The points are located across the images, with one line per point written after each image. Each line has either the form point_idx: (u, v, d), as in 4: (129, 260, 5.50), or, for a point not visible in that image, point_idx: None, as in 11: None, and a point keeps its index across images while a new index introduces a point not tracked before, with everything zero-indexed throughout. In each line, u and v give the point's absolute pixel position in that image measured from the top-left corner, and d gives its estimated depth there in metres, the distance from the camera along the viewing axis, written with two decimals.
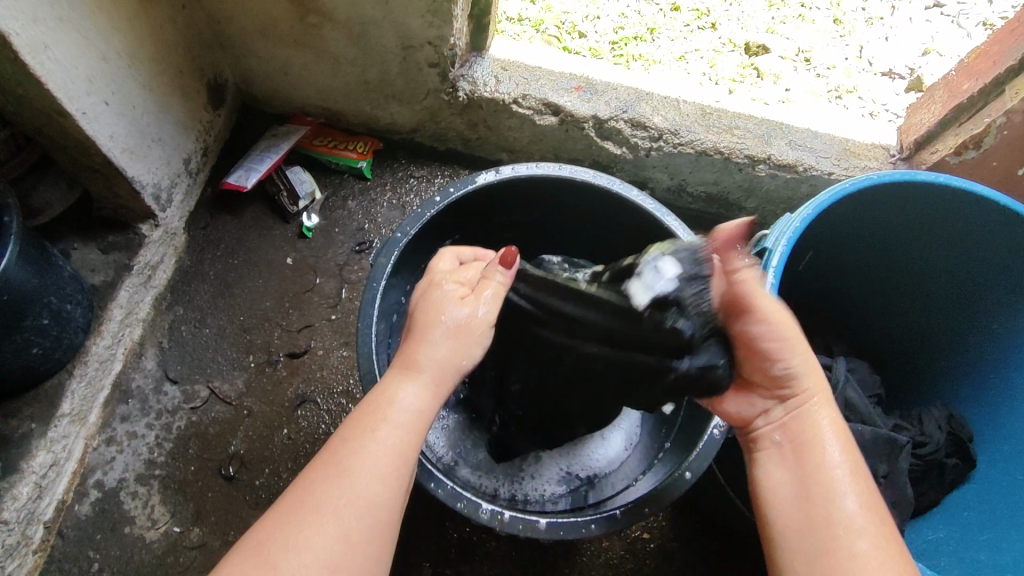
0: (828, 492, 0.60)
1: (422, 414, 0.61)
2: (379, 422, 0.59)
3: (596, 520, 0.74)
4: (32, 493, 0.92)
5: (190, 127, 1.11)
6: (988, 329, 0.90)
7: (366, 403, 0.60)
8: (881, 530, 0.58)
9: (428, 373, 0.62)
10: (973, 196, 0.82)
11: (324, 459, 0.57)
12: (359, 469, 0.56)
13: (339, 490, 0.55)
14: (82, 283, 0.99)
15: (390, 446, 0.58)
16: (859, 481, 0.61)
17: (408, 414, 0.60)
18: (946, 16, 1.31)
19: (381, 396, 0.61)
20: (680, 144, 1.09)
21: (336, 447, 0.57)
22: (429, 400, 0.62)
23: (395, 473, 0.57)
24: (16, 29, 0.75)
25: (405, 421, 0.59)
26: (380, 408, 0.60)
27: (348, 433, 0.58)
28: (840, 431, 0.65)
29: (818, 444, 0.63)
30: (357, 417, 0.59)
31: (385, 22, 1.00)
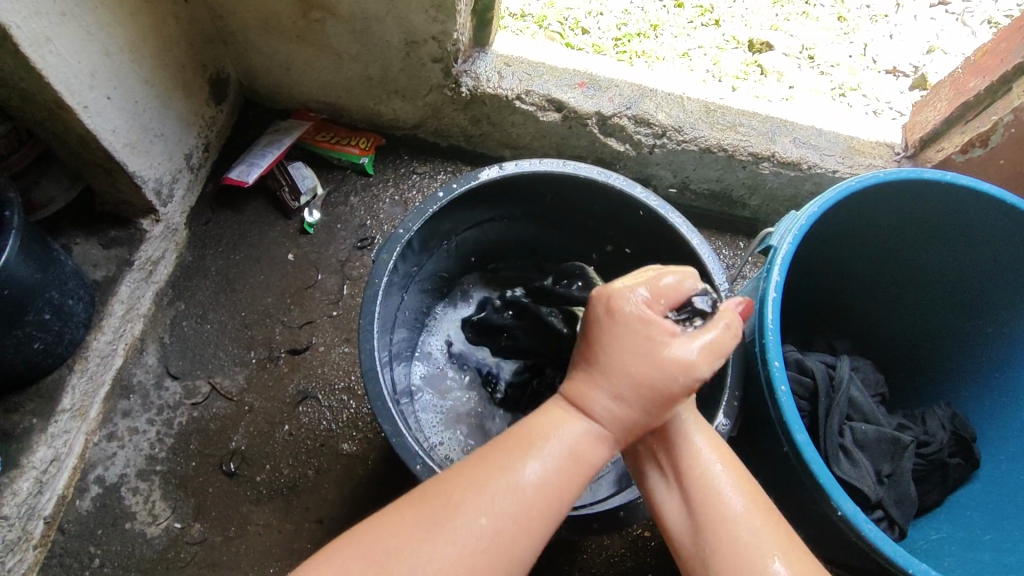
0: (711, 497, 0.60)
1: (582, 460, 0.59)
2: (530, 451, 0.58)
3: (599, 518, 0.73)
4: (33, 488, 0.92)
5: (192, 121, 1.11)
6: (993, 329, 0.90)
7: (523, 432, 0.59)
8: (771, 529, 0.59)
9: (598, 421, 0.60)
10: (981, 195, 0.81)
11: (449, 486, 0.56)
12: (495, 505, 0.55)
13: (466, 535, 0.54)
14: (83, 278, 0.99)
15: (552, 466, 0.57)
16: (748, 492, 0.61)
17: (565, 451, 0.58)
18: (950, 13, 1.31)
19: (545, 427, 0.60)
20: (684, 141, 1.08)
21: (491, 473, 0.56)
22: (596, 447, 0.60)
23: (538, 520, 0.56)
24: (18, 22, 0.74)
25: (562, 459, 0.58)
26: (539, 437, 0.59)
27: (502, 460, 0.57)
28: (710, 435, 0.65)
29: (695, 456, 0.63)
30: (514, 439, 0.59)
31: (388, 16, 1.00)
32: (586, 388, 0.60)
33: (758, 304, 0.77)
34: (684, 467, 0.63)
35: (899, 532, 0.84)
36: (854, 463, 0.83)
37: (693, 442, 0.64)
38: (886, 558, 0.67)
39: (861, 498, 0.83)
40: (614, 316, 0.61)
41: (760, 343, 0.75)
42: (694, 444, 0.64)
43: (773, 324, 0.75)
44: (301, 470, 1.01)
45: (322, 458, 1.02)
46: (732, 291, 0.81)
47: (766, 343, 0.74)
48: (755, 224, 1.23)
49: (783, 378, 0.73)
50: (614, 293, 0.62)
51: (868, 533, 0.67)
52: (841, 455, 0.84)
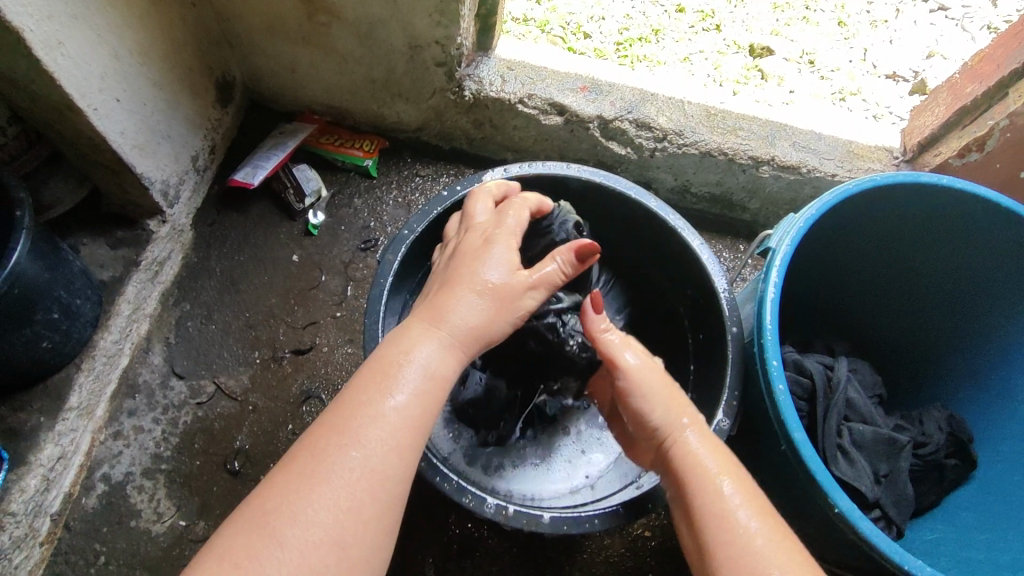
0: (712, 500, 0.59)
1: (440, 377, 0.60)
2: (391, 383, 0.57)
3: (600, 516, 0.74)
4: (40, 486, 0.93)
5: (199, 124, 1.12)
6: (990, 331, 0.90)
7: (383, 358, 0.59)
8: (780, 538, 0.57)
9: (448, 334, 0.61)
10: (977, 199, 0.82)
11: (343, 408, 0.56)
12: (369, 437, 0.54)
13: (348, 461, 0.53)
14: (90, 278, 1.00)
15: (415, 391, 0.58)
16: (756, 505, 0.59)
17: (426, 377, 0.59)
18: (950, 19, 1.32)
19: (400, 348, 0.60)
20: (685, 145, 1.10)
21: (349, 413, 0.55)
22: (451, 364, 0.61)
23: (409, 444, 0.56)
24: (31, 25, 0.76)
25: (421, 384, 0.58)
26: (390, 366, 0.59)
27: (361, 395, 0.56)
28: (714, 444, 0.65)
29: (692, 459, 0.63)
30: (371, 372, 0.58)
31: (393, 21, 1.01)
32: (445, 304, 0.62)
33: (757, 304, 0.78)
34: (681, 471, 0.63)
35: (897, 532, 0.85)
36: (851, 463, 0.84)
37: (701, 460, 0.62)
38: (884, 556, 0.67)
39: (859, 498, 0.84)
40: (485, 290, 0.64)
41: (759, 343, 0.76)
42: (687, 442, 0.64)
43: (771, 325, 0.76)
44: None
45: None
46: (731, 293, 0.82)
47: (764, 343, 0.75)
48: (755, 227, 1.24)
49: (781, 377, 0.74)
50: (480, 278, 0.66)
51: (864, 531, 0.67)
52: (838, 455, 0.84)
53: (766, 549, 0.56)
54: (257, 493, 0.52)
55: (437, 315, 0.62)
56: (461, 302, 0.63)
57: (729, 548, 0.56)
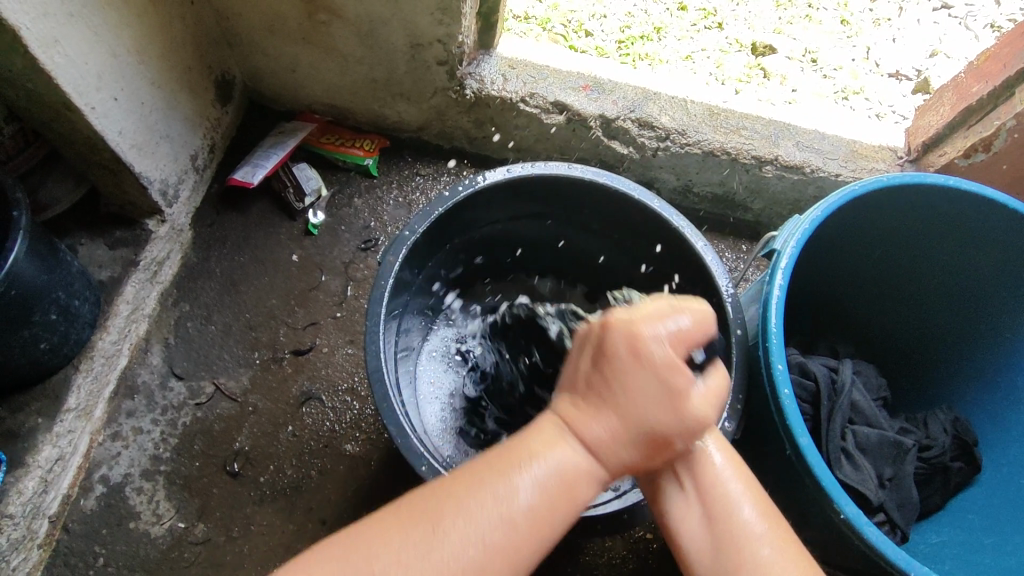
0: (728, 513, 0.60)
1: (577, 487, 0.56)
2: (516, 471, 0.55)
3: (603, 521, 0.74)
4: (38, 488, 0.92)
5: (198, 123, 1.11)
6: (996, 332, 0.90)
7: (509, 453, 0.57)
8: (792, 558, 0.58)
9: (591, 453, 0.57)
10: (984, 201, 0.81)
11: (455, 487, 0.55)
12: (482, 520, 0.53)
13: (471, 530, 0.53)
14: (88, 279, 0.99)
15: (538, 487, 0.55)
16: (769, 521, 0.60)
17: (563, 479, 0.56)
18: (954, 17, 1.31)
19: (528, 449, 0.57)
20: (688, 144, 1.09)
21: (477, 489, 0.55)
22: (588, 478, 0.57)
23: (518, 545, 0.54)
24: (28, 24, 0.75)
25: (552, 485, 0.55)
26: (527, 456, 0.56)
27: (495, 471, 0.56)
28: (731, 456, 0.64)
29: (721, 482, 0.61)
30: (503, 456, 0.57)
31: (394, 19, 1.00)
32: (585, 417, 0.58)
33: (762, 306, 0.77)
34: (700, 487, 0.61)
35: (902, 535, 0.84)
36: (855, 466, 0.84)
37: (725, 481, 0.61)
38: (890, 562, 0.67)
39: (863, 502, 0.83)
40: (640, 359, 0.57)
41: (764, 345, 0.75)
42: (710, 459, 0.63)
43: (776, 328, 0.75)
44: (305, 471, 1.01)
45: (325, 459, 1.02)
46: (735, 294, 0.82)
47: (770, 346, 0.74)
48: (758, 227, 1.23)
49: (787, 381, 0.73)
50: (641, 331, 0.58)
51: (871, 537, 0.67)
52: (842, 458, 0.84)
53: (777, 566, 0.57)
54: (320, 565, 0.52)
55: (573, 426, 0.58)
56: (600, 418, 0.57)
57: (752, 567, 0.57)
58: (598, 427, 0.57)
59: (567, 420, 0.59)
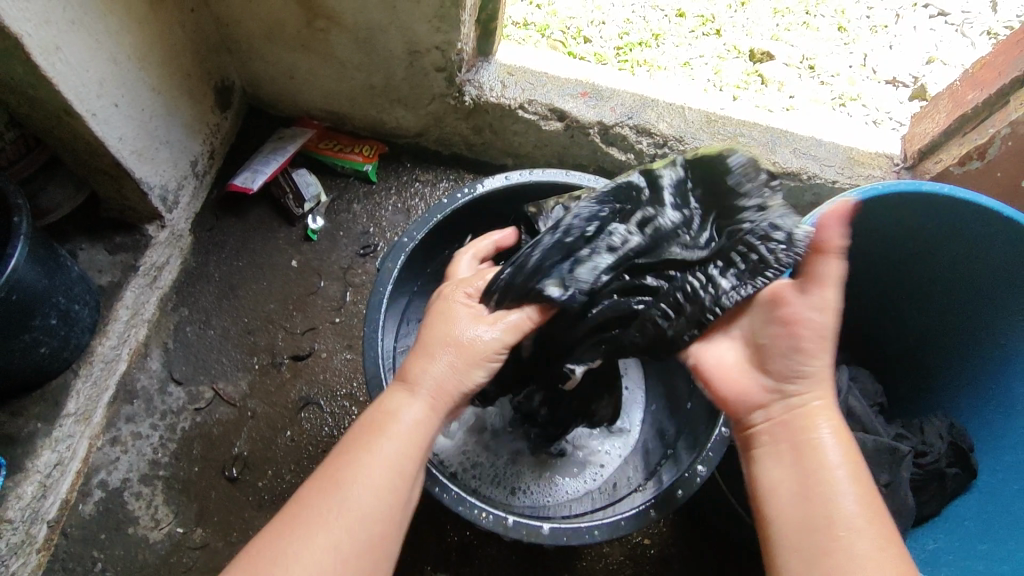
0: (823, 487, 0.57)
1: (419, 429, 0.62)
2: (379, 436, 0.61)
3: (600, 527, 0.74)
4: (37, 492, 0.93)
5: (198, 129, 1.12)
6: (991, 339, 0.90)
7: (370, 418, 0.63)
8: (879, 531, 0.55)
9: (425, 391, 0.64)
10: (978, 208, 0.82)
11: (324, 471, 0.58)
12: (352, 485, 0.57)
13: (333, 506, 0.56)
14: (88, 284, 1.00)
15: (400, 447, 0.61)
16: (870, 514, 0.56)
17: (407, 430, 0.62)
18: (950, 25, 1.32)
19: (383, 409, 0.63)
20: (685, 151, 1.09)
21: (348, 458, 0.59)
22: (429, 415, 0.64)
23: (390, 491, 0.58)
24: (29, 31, 0.75)
25: (404, 437, 0.61)
26: (381, 421, 0.62)
27: (357, 443, 0.60)
28: (845, 440, 0.61)
29: (824, 454, 0.59)
30: (361, 428, 0.62)
31: (392, 26, 1.01)
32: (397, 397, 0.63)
33: None
34: (799, 448, 0.61)
35: None
36: None
37: (826, 449, 0.60)
38: None
39: None
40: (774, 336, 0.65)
41: None
42: (818, 437, 0.61)
43: None
44: (303, 476, 1.02)
45: (323, 464, 1.02)
46: None
47: None
48: None
49: None
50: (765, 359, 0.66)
51: None
52: None
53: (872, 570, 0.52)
54: (243, 551, 0.55)
55: (407, 382, 0.65)
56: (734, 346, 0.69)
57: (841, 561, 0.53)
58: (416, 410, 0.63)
59: (402, 379, 0.65)
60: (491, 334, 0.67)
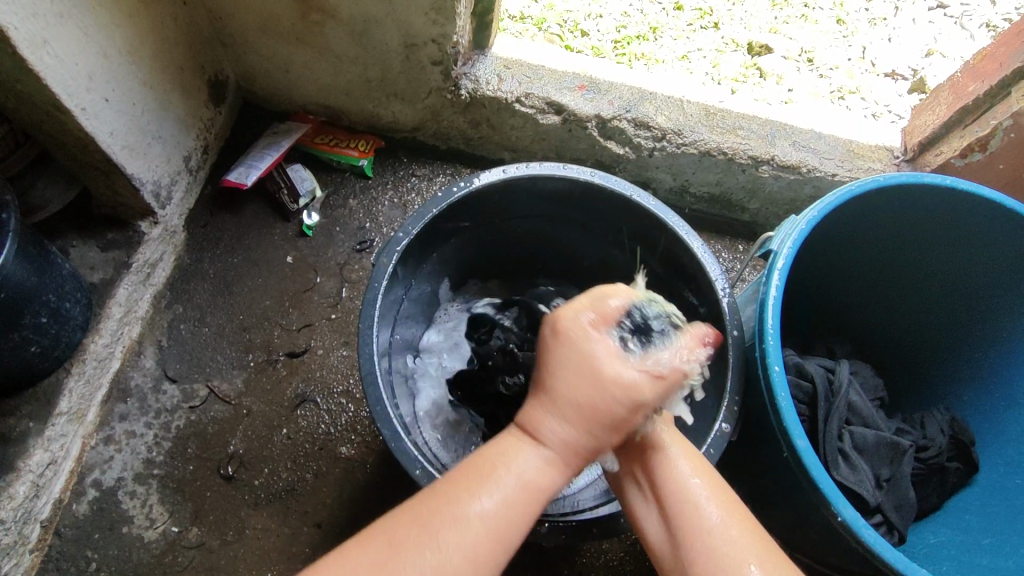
0: (687, 504, 0.62)
1: (537, 486, 0.57)
2: (444, 453, 0.61)
3: (599, 523, 0.73)
4: (30, 492, 0.92)
5: (191, 124, 1.10)
6: (992, 332, 0.90)
7: (475, 462, 0.59)
8: (738, 524, 0.60)
9: (553, 447, 0.58)
10: (981, 201, 0.81)
11: (408, 529, 0.55)
12: (440, 546, 0.54)
13: (414, 567, 0.53)
14: (80, 281, 0.98)
15: (502, 500, 0.56)
16: (730, 514, 0.61)
17: (523, 484, 0.57)
18: (949, 17, 1.31)
19: (501, 454, 0.59)
20: (684, 144, 1.08)
21: (413, 489, 0.58)
22: (552, 473, 0.58)
23: (486, 556, 0.55)
24: (16, 24, 0.74)
25: (517, 490, 0.57)
26: (492, 468, 0.58)
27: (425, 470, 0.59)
28: (687, 449, 0.66)
29: (673, 473, 0.64)
30: (418, 450, 0.62)
31: (388, 19, 1.00)
32: (539, 413, 0.59)
33: (759, 307, 0.77)
34: (649, 468, 0.65)
35: (899, 536, 0.84)
36: (853, 467, 0.83)
37: (672, 458, 0.65)
38: (888, 566, 0.67)
39: (860, 503, 0.83)
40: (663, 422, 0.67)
41: (760, 347, 0.75)
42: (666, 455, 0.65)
43: (773, 328, 0.74)
44: (299, 474, 1.01)
45: (320, 461, 1.02)
46: (731, 295, 0.81)
47: (766, 348, 0.74)
48: (754, 226, 1.23)
49: (783, 383, 0.72)
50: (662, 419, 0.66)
51: (868, 539, 0.67)
52: (840, 459, 0.83)
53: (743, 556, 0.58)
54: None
55: (531, 428, 0.59)
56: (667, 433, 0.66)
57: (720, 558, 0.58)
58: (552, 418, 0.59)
59: (525, 427, 0.59)
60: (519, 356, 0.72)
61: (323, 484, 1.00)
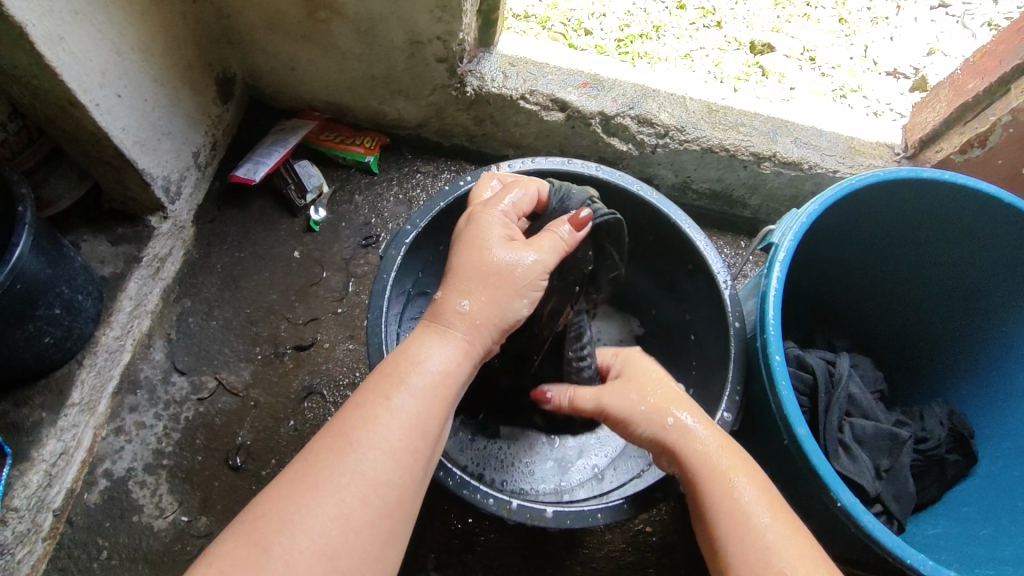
0: (730, 499, 0.62)
1: (448, 379, 0.61)
2: (398, 386, 0.59)
3: (603, 509, 0.75)
4: (43, 481, 0.93)
5: (200, 120, 1.12)
6: (991, 326, 0.91)
7: (392, 361, 0.61)
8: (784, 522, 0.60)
9: (458, 333, 0.63)
10: (978, 194, 0.82)
11: (332, 432, 0.56)
12: (365, 442, 0.55)
13: (344, 468, 0.54)
14: (92, 274, 1.00)
15: (416, 396, 0.59)
16: (774, 510, 0.61)
17: (433, 378, 0.60)
18: (950, 16, 1.32)
19: (407, 353, 0.62)
20: (686, 141, 1.10)
21: (350, 416, 0.57)
22: (458, 360, 0.63)
23: (409, 449, 0.57)
24: (33, 21, 0.76)
25: (429, 386, 0.60)
26: (405, 370, 0.60)
27: (366, 397, 0.58)
28: (717, 435, 0.67)
29: (707, 461, 0.65)
30: (379, 376, 0.60)
31: (394, 17, 1.01)
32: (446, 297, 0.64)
33: (760, 299, 0.78)
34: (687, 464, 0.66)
35: (898, 525, 0.85)
36: (852, 458, 0.85)
37: (704, 447, 0.65)
38: (886, 550, 0.68)
39: (860, 493, 0.84)
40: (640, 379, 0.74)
41: (761, 337, 0.76)
42: (699, 442, 0.66)
43: (774, 320, 0.76)
44: None
45: None
46: (732, 287, 0.83)
47: (767, 339, 0.75)
48: (756, 223, 1.24)
49: (784, 372, 0.73)
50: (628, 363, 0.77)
51: (867, 524, 0.68)
52: (840, 450, 0.85)
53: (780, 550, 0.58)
54: (254, 508, 0.53)
55: (437, 319, 0.64)
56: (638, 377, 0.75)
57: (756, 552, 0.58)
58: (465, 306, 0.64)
59: (433, 319, 0.64)
60: (533, 258, 0.67)
61: None
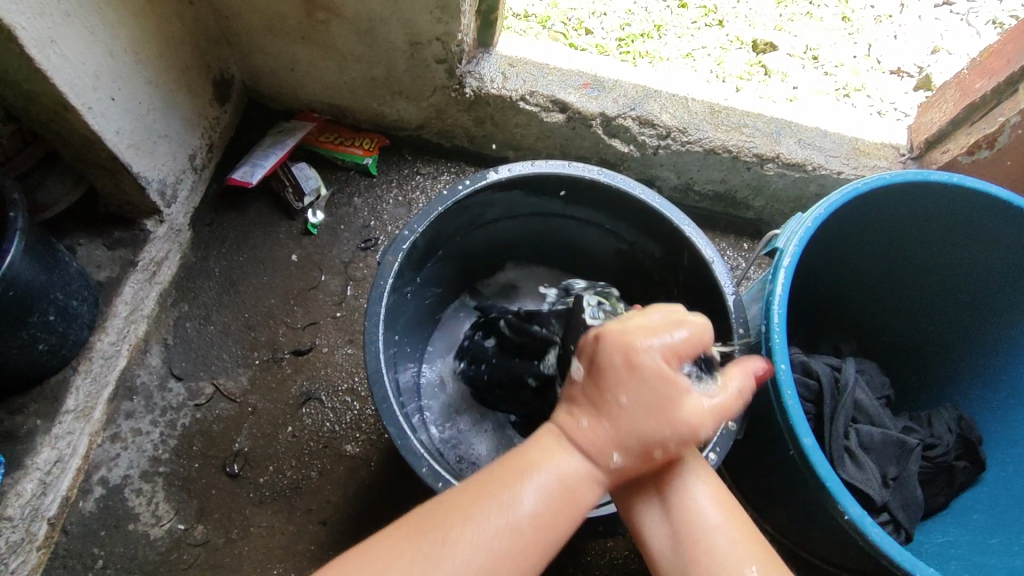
0: (687, 504, 0.60)
1: (569, 487, 0.57)
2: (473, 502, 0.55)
3: (604, 522, 0.73)
4: (37, 490, 0.92)
5: (196, 122, 1.11)
6: (999, 330, 0.89)
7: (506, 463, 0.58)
8: (733, 526, 0.59)
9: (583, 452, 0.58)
10: (987, 198, 0.81)
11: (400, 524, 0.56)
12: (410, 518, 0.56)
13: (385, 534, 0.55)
14: (86, 279, 0.99)
15: (541, 493, 0.56)
16: (727, 508, 0.60)
17: (558, 479, 0.57)
18: (955, 13, 1.30)
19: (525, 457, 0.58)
20: (689, 142, 1.08)
21: (496, 484, 0.56)
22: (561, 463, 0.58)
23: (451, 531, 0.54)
24: (24, 23, 0.74)
25: (547, 488, 0.56)
26: (522, 469, 0.57)
27: (499, 482, 0.56)
28: (695, 452, 0.63)
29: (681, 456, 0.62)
30: (501, 469, 0.57)
31: (393, 18, 1.00)
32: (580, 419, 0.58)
33: (765, 305, 0.77)
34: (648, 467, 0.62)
35: (905, 535, 0.84)
36: (859, 466, 0.83)
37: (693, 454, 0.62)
38: (894, 563, 0.66)
39: (866, 502, 0.83)
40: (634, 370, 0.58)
41: (766, 345, 0.75)
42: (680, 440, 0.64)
43: (779, 326, 0.74)
44: (304, 472, 1.01)
45: (325, 460, 1.02)
46: (737, 293, 0.81)
47: (772, 346, 0.73)
48: (759, 225, 1.23)
49: (790, 382, 0.72)
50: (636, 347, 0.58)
51: (874, 538, 0.66)
52: (846, 457, 0.83)
53: (727, 547, 0.57)
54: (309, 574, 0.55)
55: (568, 433, 0.59)
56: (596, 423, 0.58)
57: (712, 551, 0.57)
58: (586, 424, 0.58)
59: (563, 430, 0.59)
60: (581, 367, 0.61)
61: (328, 482, 1.00)
